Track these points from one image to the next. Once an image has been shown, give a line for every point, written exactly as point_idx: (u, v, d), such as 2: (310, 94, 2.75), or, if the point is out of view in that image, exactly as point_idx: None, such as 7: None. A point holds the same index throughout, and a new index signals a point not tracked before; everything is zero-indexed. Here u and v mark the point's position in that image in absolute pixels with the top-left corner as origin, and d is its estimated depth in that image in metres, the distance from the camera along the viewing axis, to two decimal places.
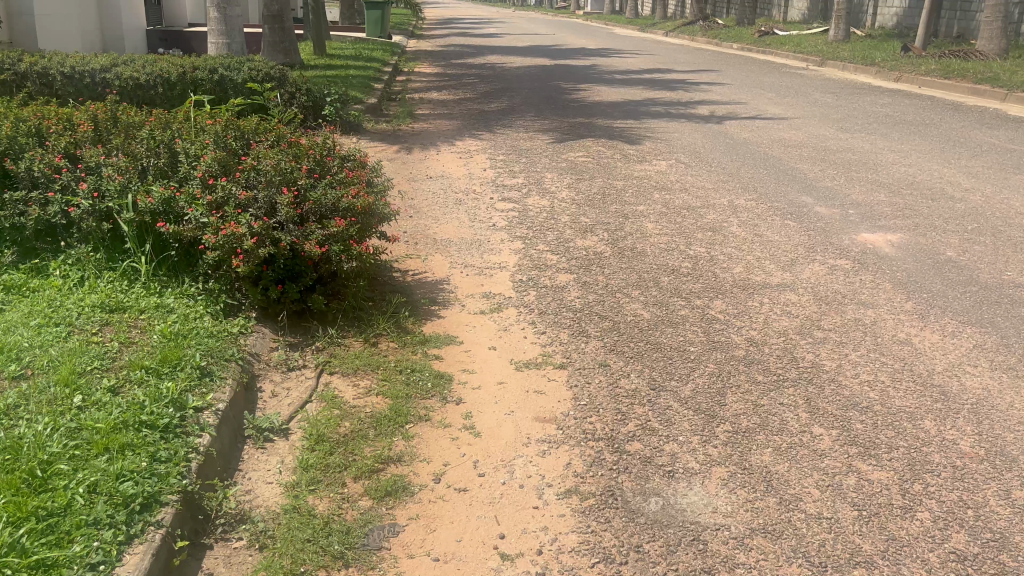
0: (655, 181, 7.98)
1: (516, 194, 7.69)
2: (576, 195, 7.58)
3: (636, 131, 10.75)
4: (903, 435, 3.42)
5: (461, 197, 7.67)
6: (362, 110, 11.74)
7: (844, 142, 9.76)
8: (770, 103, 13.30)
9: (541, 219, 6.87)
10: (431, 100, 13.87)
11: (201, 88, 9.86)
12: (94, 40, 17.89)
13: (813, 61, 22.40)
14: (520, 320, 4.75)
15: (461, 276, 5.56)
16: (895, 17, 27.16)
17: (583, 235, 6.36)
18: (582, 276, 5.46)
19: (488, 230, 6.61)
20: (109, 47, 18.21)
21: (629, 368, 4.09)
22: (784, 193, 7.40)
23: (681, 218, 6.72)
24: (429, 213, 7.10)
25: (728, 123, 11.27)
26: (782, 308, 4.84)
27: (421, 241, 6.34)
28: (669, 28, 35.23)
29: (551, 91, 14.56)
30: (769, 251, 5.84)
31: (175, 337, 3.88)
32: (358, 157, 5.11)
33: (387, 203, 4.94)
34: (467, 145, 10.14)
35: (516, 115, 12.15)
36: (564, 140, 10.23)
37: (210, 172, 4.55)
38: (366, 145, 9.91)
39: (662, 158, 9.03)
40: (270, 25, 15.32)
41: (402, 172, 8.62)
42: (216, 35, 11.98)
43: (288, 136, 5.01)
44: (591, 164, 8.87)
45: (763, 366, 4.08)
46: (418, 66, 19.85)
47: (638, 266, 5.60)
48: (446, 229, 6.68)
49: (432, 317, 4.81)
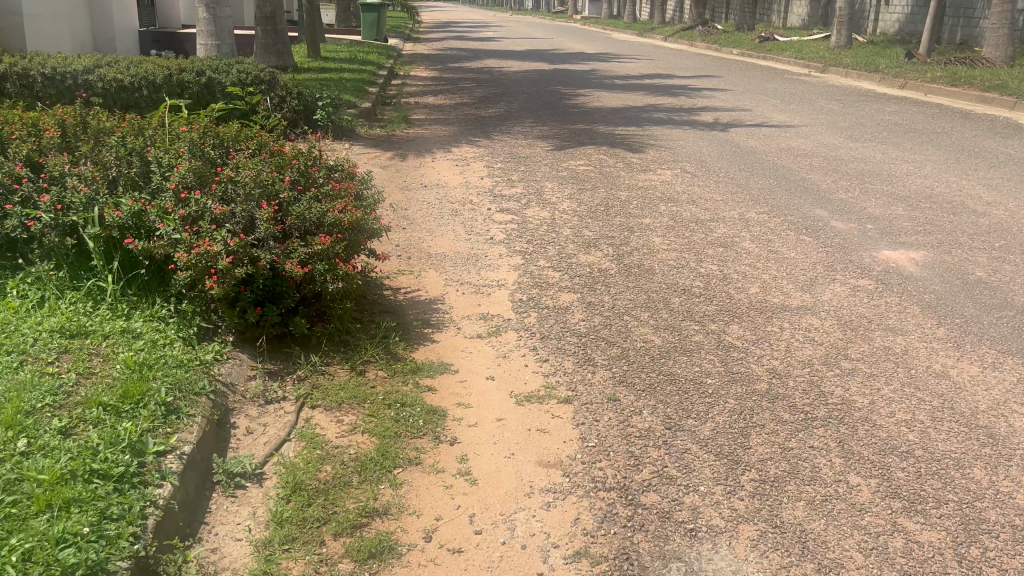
0: (660, 191, 7.63)
1: (515, 205, 7.33)
2: (578, 206, 7.22)
3: (639, 138, 10.40)
4: (951, 487, 3.07)
5: (457, 208, 7.31)
6: (355, 115, 11.37)
7: (856, 151, 9.43)
8: (776, 110, 12.97)
9: (541, 232, 6.51)
10: (427, 105, 13.51)
11: (188, 91, 9.49)
12: (85, 41, 17.46)
13: (814, 68, 22.10)
14: (520, 345, 4.38)
15: (456, 295, 5.19)
16: (897, 23, 26.91)
17: (587, 249, 6.00)
18: (587, 296, 5.10)
19: (485, 243, 6.24)
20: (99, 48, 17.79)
21: (641, 404, 3.72)
22: (797, 206, 7.05)
23: (690, 232, 6.36)
24: (424, 225, 6.74)
25: (734, 130, 10.93)
26: (803, 334, 4.48)
27: (414, 255, 5.97)
28: (669, 32, 34.96)
29: (550, 96, 14.21)
30: (786, 269, 5.49)
31: (140, 368, 3.48)
32: (346, 167, 4.75)
33: (377, 217, 4.58)
34: (464, 151, 9.78)
35: (514, 121, 11.79)
36: (565, 148, 9.88)
37: (184, 183, 4.17)
38: (359, 152, 9.55)
39: (668, 167, 8.67)
40: (263, 27, 14.95)
41: (395, 180, 8.25)
42: (206, 36, 11.60)
43: (271, 145, 4.63)
44: (593, 173, 8.51)
45: (789, 402, 3.73)
46: (415, 70, 19.47)
47: (647, 285, 5.25)
48: (441, 243, 6.31)
49: (425, 341, 4.43)
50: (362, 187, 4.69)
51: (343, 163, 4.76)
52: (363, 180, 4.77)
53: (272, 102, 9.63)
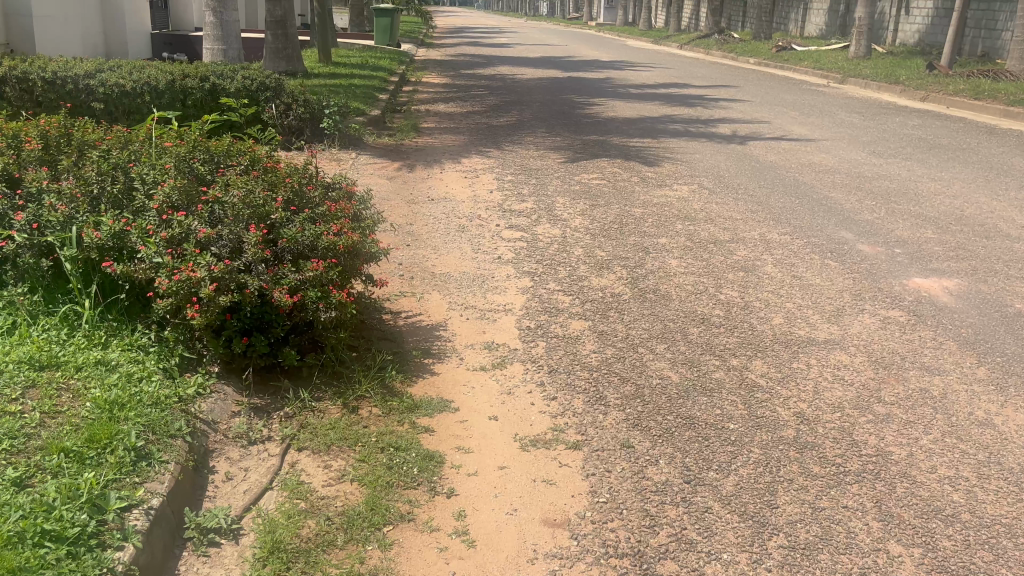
0: (677, 208, 7.33)
1: (525, 221, 7.03)
2: (591, 224, 6.93)
3: (654, 151, 10.10)
4: (1005, 560, 2.78)
5: (464, 223, 7.01)
6: (363, 123, 11.10)
7: (879, 168, 9.10)
8: (795, 123, 12.65)
9: (552, 251, 6.22)
10: (437, 113, 13.22)
11: (191, 97, 9.28)
12: (95, 44, 17.24)
13: (833, 78, 21.74)
14: (526, 380, 4.08)
15: (460, 321, 4.89)
16: (917, 34, 26.53)
17: (599, 271, 5.70)
18: (599, 324, 4.78)
19: (492, 263, 5.94)
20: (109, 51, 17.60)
21: (656, 451, 3.41)
22: (820, 227, 6.73)
23: (708, 254, 6.04)
24: (428, 242, 6.45)
25: (752, 144, 10.61)
26: (832, 371, 4.17)
27: (417, 275, 5.68)
28: (685, 40, 34.65)
29: (563, 106, 13.91)
30: (811, 298, 5.18)
31: (111, 407, 3.19)
32: (343, 187, 4.47)
33: (375, 240, 4.29)
34: (473, 163, 9.51)
35: (526, 131, 11.51)
36: (578, 160, 9.59)
37: (168, 202, 3.89)
38: (366, 162, 9.28)
39: (684, 182, 8.35)
40: (273, 31, 14.72)
41: (402, 193, 7.97)
42: (212, 41, 11.36)
43: (264, 161, 4.36)
44: (606, 188, 8.21)
45: (819, 452, 3.42)
46: (427, 76, 19.21)
47: (663, 313, 4.93)
48: (446, 262, 6.01)
49: (424, 374, 4.13)
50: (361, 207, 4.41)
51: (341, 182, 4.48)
52: (361, 199, 4.49)
53: (276, 111, 9.50)
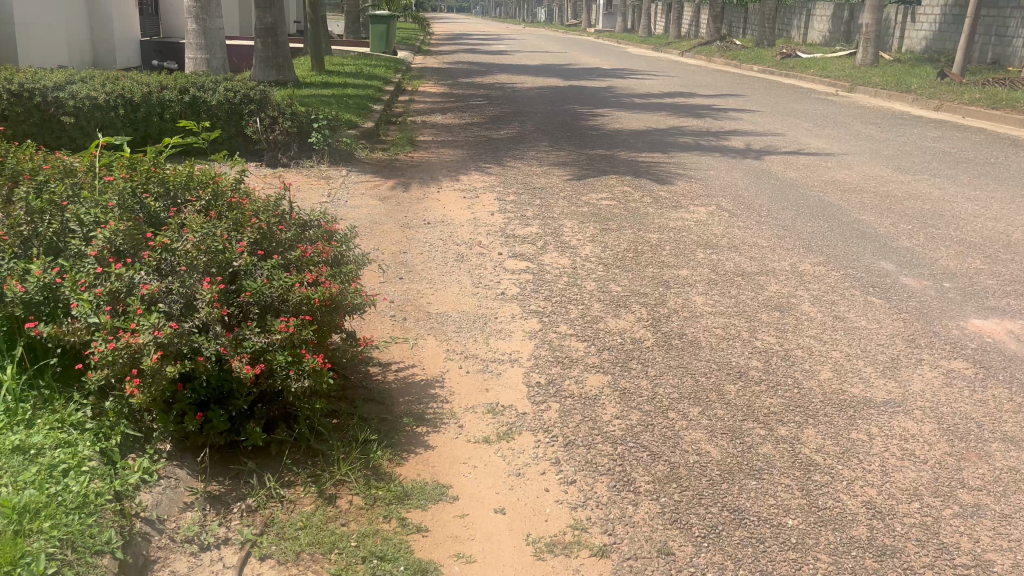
0: (696, 234, 6.72)
1: (530, 249, 6.39)
2: (602, 252, 6.30)
3: (665, 166, 9.49)
4: None
5: (464, 252, 6.37)
6: (356, 136, 10.47)
7: (908, 187, 8.48)
8: (810, 135, 12.05)
9: (561, 285, 5.59)
10: (435, 125, 12.60)
11: (169, 110, 8.79)
12: (82, 51, 16.59)
13: (841, 86, 21.15)
14: (538, 455, 3.44)
15: (459, 374, 4.24)
16: (924, 41, 25.97)
17: (616, 310, 5.06)
18: (620, 379, 4.14)
19: (495, 300, 5.31)
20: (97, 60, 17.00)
21: (703, 561, 2.78)
22: (856, 256, 6.11)
23: (736, 289, 5.42)
24: (424, 275, 5.82)
25: (768, 159, 10.01)
26: (901, 442, 3.52)
27: (411, 315, 5.06)
28: (687, 47, 34.14)
29: (566, 117, 13.31)
30: (859, 345, 4.55)
31: (19, 517, 2.52)
32: (322, 223, 3.84)
33: (358, 288, 3.66)
34: (473, 180, 8.89)
35: (529, 144, 10.90)
36: (585, 177, 8.97)
37: (109, 247, 3.25)
38: (358, 180, 8.66)
39: (701, 203, 7.73)
40: (263, 39, 14.09)
41: (395, 216, 7.34)
42: (195, 49, 10.75)
43: (230, 194, 3.72)
44: (617, 209, 7.59)
45: (904, 561, 2.78)
46: (424, 85, 18.58)
47: (693, 366, 4.29)
48: (444, 299, 5.36)
49: (416, 448, 3.49)
50: (344, 247, 3.78)
51: (321, 219, 3.86)
52: (344, 237, 3.86)
53: (260, 125, 8.88)
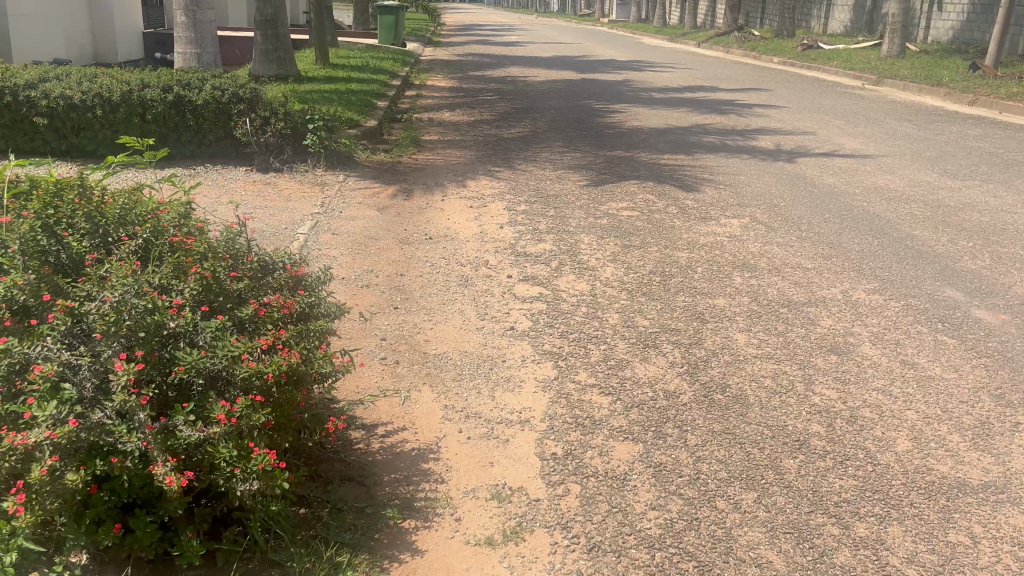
0: (730, 252, 5.98)
1: (544, 271, 5.67)
2: (625, 275, 5.57)
3: (691, 170, 8.73)
4: None
5: (469, 274, 5.65)
6: (357, 135, 9.74)
7: (960, 195, 7.71)
8: (842, 133, 11.27)
9: (579, 317, 4.86)
10: (442, 124, 11.85)
11: (151, 111, 8.06)
12: (80, 44, 15.90)
13: (867, 79, 20.27)
14: (556, 564, 2.73)
15: (457, 440, 3.52)
16: (950, 31, 25.04)
17: (644, 352, 4.34)
18: (653, 450, 3.41)
19: (503, 337, 4.59)
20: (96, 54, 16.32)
21: None
22: (915, 281, 5.35)
23: (782, 325, 4.68)
24: (423, 303, 5.11)
25: (801, 161, 9.23)
26: (1016, 550, 2.80)
27: (405, 356, 4.34)
28: (704, 38, 33.27)
29: (581, 113, 12.55)
30: (938, 401, 3.81)
31: None
32: (288, 267, 3.12)
33: (327, 350, 2.94)
34: (481, 185, 8.16)
35: (541, 145, 10.16)
36: (602, 182, 8.23)
37: (8, 306, 2.55)
38: (355, 186, 7.95)
39: (732, 214, 6.97)
40: (263, 30, 13.39)
41: (394, 230, 6.63)
42: (184, 43, 10.05)
43: (172, 231, 3.00)
44: (640, 220, 6.86)
45: None
46: (433, 79, 17.86)
47: (741, 432, 3.55)
48: (443, 336, 4.63)
49: (401, 553, 2.77)
50: (312, 296, 3.05)
51: (287, 261, 3.14)
52: (314, 283, 3.14)
53: (250, 126, 8.15)
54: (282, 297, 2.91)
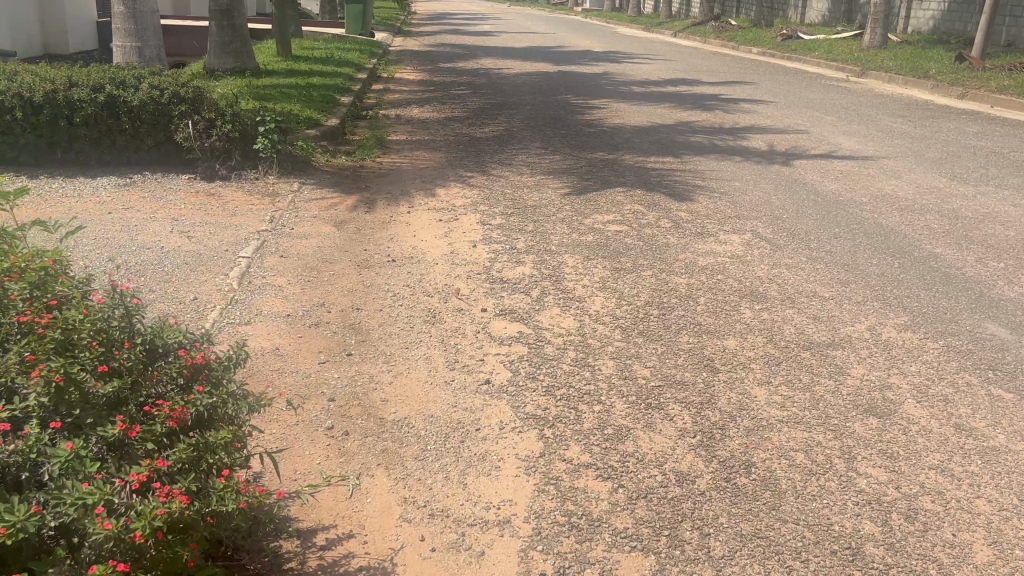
0: (735, 277, 5.26)
1: (523, 303, 4.90)
2: (618, 306, 4.83)
3: (682, 174, 8.01)
4: None
5: (436, 307, 4.87)
6: (315, 136, 8.89)
7: (976, 203, 7.06)
8: (835, 132, 10.61)
9: (566, 363, 4.11)
10: (409, 121, 11.00)
11: (79, 113, 7.18)
12: (28, 34, 14.80)
13: (851, 71, 19.67)
14: None
15: (418, 553, 2.76)
16: (931, 20, 24.54)
17: (647, 415, 3.60)
18: (669, 567, 2.68)
19: (478, 393, 3.83)
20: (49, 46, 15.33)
21: None
22: (950, 314, 4.67)
23: (805, 375, 3.96)
24: (382, 345, 4.34)
25: (798, 164, 8.55)
26: None
27: (358, 423, 3.57)
28: (680, 27, 32.59)
29: (559, 110, 11.79)
30: (1012, 485, 3.11)
31: None
32: (184, 349, 2.30)
33: (231, 473, 2.15)
34: (452, 194, 7.38)
35: (517, 145, 9.39)
36: (585, 189, 7.48)
37: None
38: (311, 196, 7.14)
39: (732, 229, 6.25)
40: (217, 21, 12.47)
41: (353, 250, 5.84)
42: (123, 36, 9.17)
43: (22, 304, 2.18)
44: (630, 236, 6.13)
45: None
46: (402, 71, 16.99)
47: (776, 536, 2.83)
48: (404, 392, 3.86)
49: None
50: (215, 393, 2.24)
51: (184, 341, 2.32)
52: (218, 373, 2.32)
53: (192, 129, 7.31)
54: (169, 402, 2.10)
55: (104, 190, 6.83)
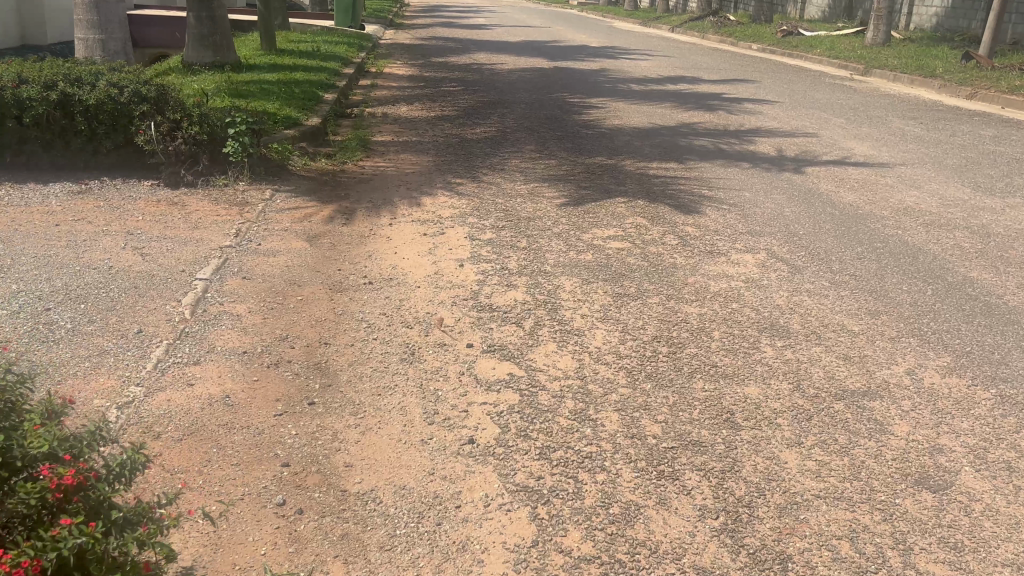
0: (751, 306, 4.70)
1: (514, 337, 4.32)
2: (619, 342, 4.25)
3: (686, 182, 7.44)
4: None
5: (415, 341, 4.29)
6: (294, 137, 8.29)
7: (1006, 218, 6.51)
8: (845, 135, 10.06)
9: (563, 416, 3.53)
10: (396, 120, 10.39)
11: (29, 112, 6.59)
12: (5, 24, 14.13)
13: (854, 69, 19.11)
14: None
15: None
16: (934, 18, 24.01)
17: (659, 489, 3.02)
18: None
19: (458, 456, 3.25)
20: (27, 36, 14.67)
21: None
22: (998, 354, 4.11)
23: (842, 434, 3.39)
24: (350, 391, 3.76)
25: (810, 171, 7.99)
26: None
27: (314, 497, 2.99)
28: (677, 22, 31.99)
29: (555, 109, 11.21)
30: None
31: None
32: (49, 464, 1.78)
33: None
34: (438, 203, 6.80)
35: (511, 149, 8.80)
36: (582, 199, 6.91)
37: None
38: (284, 205, 6.54)
39: (744, 247, 5.69)
40: (195, 12, 11.84)
41: (325, 270, 5.26)
42: (85, 28, 8.96)
43: None
44: (632, 255, 5.56)
45: None
46: (392, 66, 16.37)
47: None
48: (374, 454, 3.28)
49: None
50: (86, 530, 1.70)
51: (49, 452, 1.80)
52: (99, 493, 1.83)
53: (154, 132, 6.70)
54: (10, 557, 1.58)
55: (55, 199, 6.23)
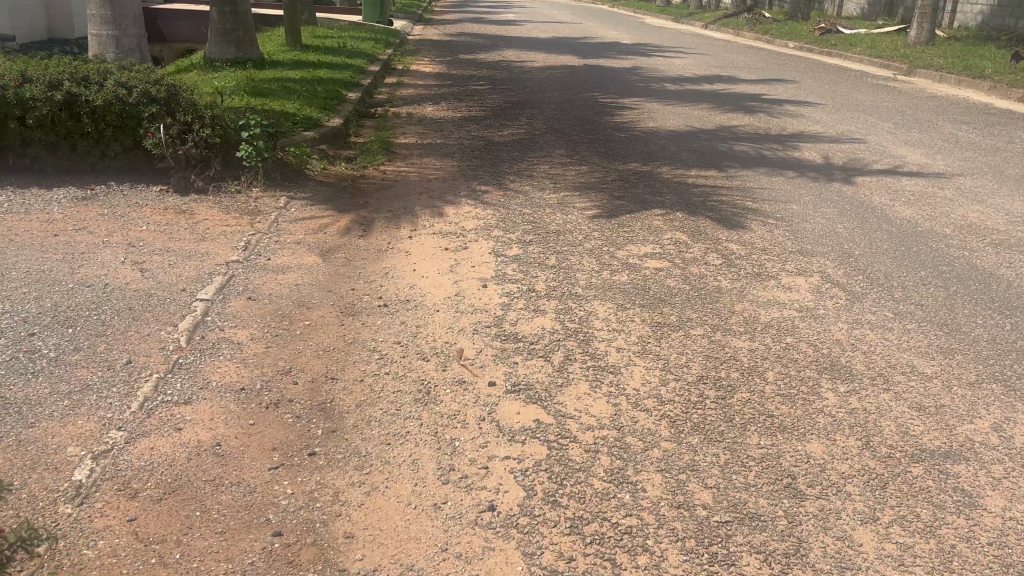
0: (808, 341, 4.20)
1: (542, 374, 3.87)
2: (660, 382, 3.79)
3: (728, 192, 6.94)
4: None
5: (432, 377, 3.85)
6: (313, 139, 7.88)
7: None
8: (894, 141, 9.48)
9: (597, 477, 3.07)
10: (421, 121, 9.96)
11: (32, 113, 6.23)
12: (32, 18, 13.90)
13: (897, 68, 18.40)
14: None
15: None
16: (979, 16, 23.17)
17: None
18: None
19: (475, 527, 2.80)
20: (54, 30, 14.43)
21: None
22: None
23: (925, 507, 2.90)
24: (357, 439, 3.32)
25: (862, 181, 7.45)
26: None
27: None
28: (711, 18, 31.30)
29: (587, 110, 10.72)
30: None
31: None
32: None
33: None
34: (462, 213, 6.37)
35: (540, 152, 8.35)
36: (616, 210, 6.44)
37: None
38: (298, 214, 6.14)
39: (795, 269, 5.19)
40: (217, 7, 11.51)
41: (337, 289, 4.85)
42: (99, 23, 8.66)
43: None
44: (672, 276, 5.09)
45: None
46: (418, 63, 15.96)
47: None
48: (380, 521, 2.84)
49: None
50: None
51: None
52: None
53: (163, 134, 6.32)
54: None
55: (57, 206, 5.87)
